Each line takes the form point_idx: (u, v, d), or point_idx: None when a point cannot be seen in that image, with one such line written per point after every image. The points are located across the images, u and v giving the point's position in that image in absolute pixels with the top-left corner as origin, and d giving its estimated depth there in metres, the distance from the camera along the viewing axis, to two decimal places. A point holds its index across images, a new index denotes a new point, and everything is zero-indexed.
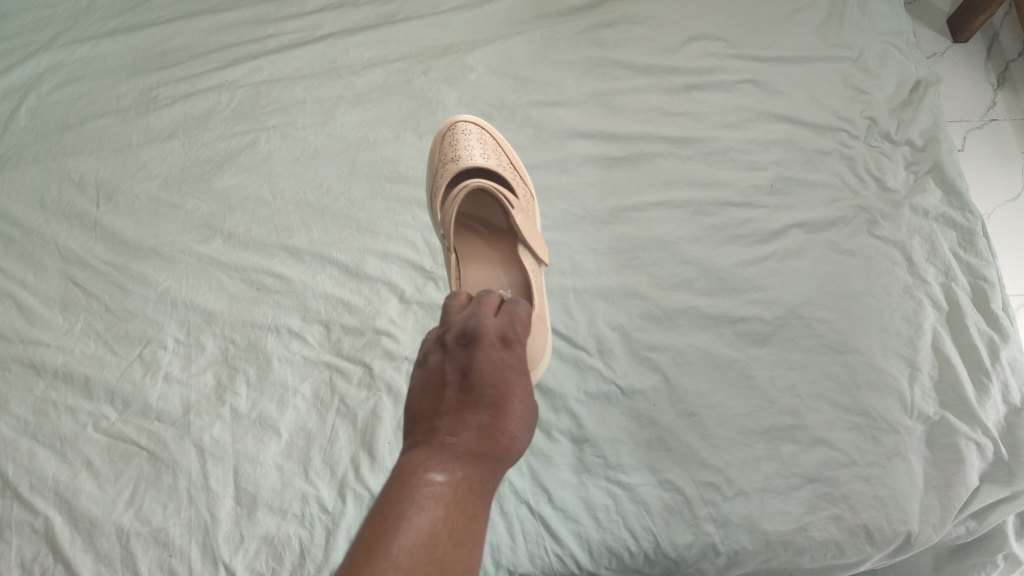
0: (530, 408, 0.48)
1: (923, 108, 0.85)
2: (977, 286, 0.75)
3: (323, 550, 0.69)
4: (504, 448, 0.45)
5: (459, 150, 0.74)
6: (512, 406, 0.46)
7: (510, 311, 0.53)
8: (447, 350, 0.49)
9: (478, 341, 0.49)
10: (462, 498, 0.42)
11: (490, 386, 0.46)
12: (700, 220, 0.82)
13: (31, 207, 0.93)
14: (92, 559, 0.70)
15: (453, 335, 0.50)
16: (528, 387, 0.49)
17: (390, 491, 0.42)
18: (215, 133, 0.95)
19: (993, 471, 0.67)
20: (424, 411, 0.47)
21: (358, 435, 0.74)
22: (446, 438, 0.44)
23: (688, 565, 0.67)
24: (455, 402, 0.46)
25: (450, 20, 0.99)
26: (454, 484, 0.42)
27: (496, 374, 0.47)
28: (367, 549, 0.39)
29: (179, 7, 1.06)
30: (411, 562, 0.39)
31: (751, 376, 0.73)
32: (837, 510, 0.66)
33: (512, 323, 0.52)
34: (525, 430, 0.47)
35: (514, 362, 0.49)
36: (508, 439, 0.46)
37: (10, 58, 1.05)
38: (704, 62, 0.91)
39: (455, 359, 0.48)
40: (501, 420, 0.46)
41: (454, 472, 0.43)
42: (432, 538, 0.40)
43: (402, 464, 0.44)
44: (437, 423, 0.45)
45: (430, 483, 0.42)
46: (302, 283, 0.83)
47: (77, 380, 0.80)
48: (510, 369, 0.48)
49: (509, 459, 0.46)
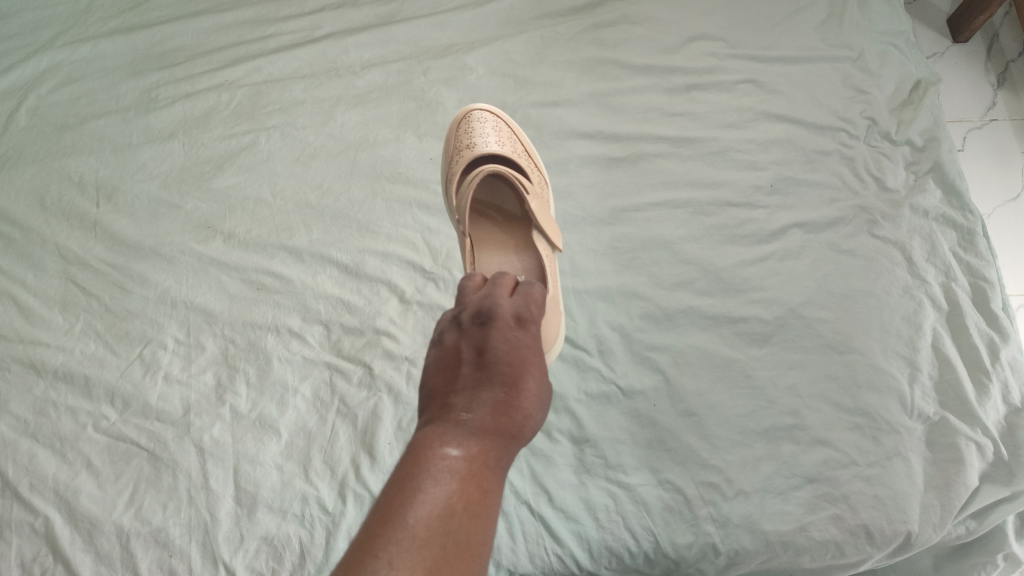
0: (544, 387, 0.48)
1: (922, 108, 0.85)
2: (978, 287, 0.75)
3: (324, 550, 0.69)
4: (519, 426, 0.45)
5: (475, 138, 0.74)
6: (526, 384, 0.46)
7: (524, 294, 0.54)
8: (461, 329, 0.49)
9: (494, 321, 0.49)
10: (477, 473, 0.42)
11: (505, 363, 0.46)
12: (700, 220, 0.82)
13: (30, 208, 0.92)
14: (92, 559, 0.70)
15: (468, 315, 0.50)
16: (543, 366, 0.49)
17: (406, 463, 0.42)
18: (215, 133, 0.95)
19: (993, 470, 0.67)
20: (439, 388, 0.47)
21: (359, 434, 0.74)
22: (461, 414, 0.44)
23: (688, 565, 0.67)
24: (470, 379, 0.46)
25: (450, 20, 0.99)
26: (470, 459, 0.42)
27: (511, 353, 0.47)
28: (383, 519, 0.39)
29: (179, 7, 1.06)
30: (427, 533, 0.38)
31: (751, 376, 0.73)
32: (837, 510, 0.66)
33: (526, 303, 0.52)
34: (539, 408, 0.47)
35: (527, 341, 0.49)
36: (523, 417, 0.46)
37: (10, 57, 1.05)
38: (704, 62, 0.91)
39: (470, 338, 0.48)
40: (516, 398, 0.45)
41: (469, 447, 0.43)
42: (447, 510, 0.40)
43: (417, 438, 0.44)
44: (452, 400, 0.45)
45: (445, 456, 0.42)
46: (302, 283, 0.83)
47: (77, 380, 0.80)
48: (524, 348, 0.48)
49: (524, 437, 0.46)
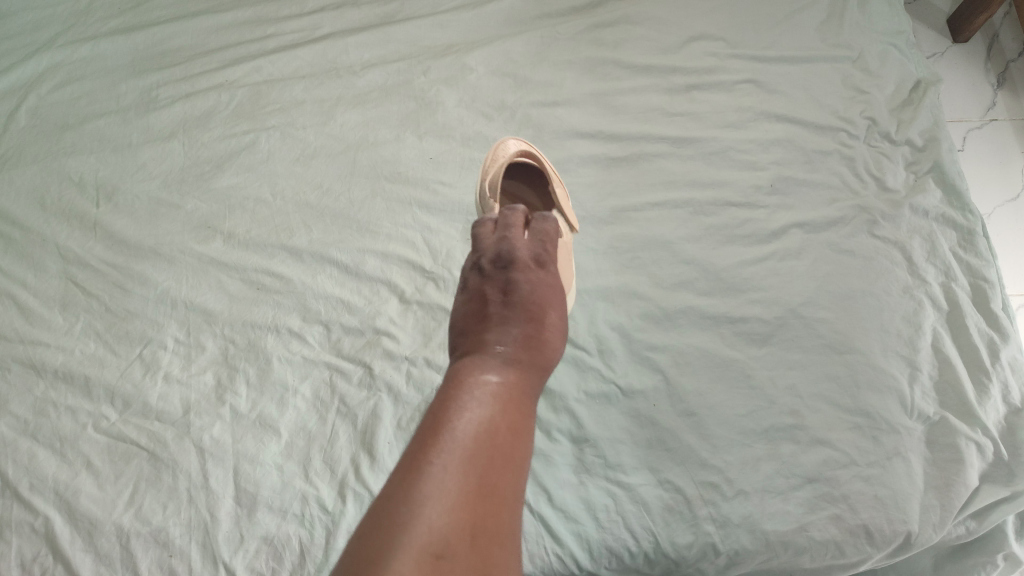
0: (563, 327, 0.54)
1: (923, 108, 0.85)
2: (978, 286, 0.76)
3: (323, 550, 0.69)
4: (544, 357, 0.51)
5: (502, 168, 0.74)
6: (548, 322, 0.53)
7: (538, 233, 0.59)
8: (485, 274, 0.55)
9: (514, 265, 0.55)
10: (515, 395, 0.48)
11: (530, 303, 0.52)
12: (700, 220, 0.82)
13: (31, 208, 0.92)
14: (92, 559, 0.70)
15: (489, 259, 0.56)
16: (560, 308, 0.55)
17: (450, 386, 0.47)
18: (215, 133, 0.95)
19: (993, 471, 0.67)
20: (470, 327, 0.53)
21: (358, 434, 0.75)
22: (495, 347, 0.50)
23: (688, 565, 0.68)
24: (498, 317, 0.52)
25: (450, 20, 0.99)
26: (507, 384, 0.48)
27: (533, 294, 0.53)
28: (436, 429, 0.44)
29: (180, 7, 1.06)
30: (478, 441, 0.43)
31: (750, 376, 0.73)
32: (837, 510, 0.66)
33: (542, 247, 0.58)
34: (559, 344, 0.54)
35: (546, 283, 0.55)
36: (547, 349, 0.52)
37: (10, 58, 1.05)
38: (704, 62, 0.91)
39: (495, 282, 0.54)
40: (541, 334, 0.52)
41: (506, 374, 0.48)
42: (493, 425, 0.45)
43: (457, 368, 0.49)
44: (485, 335, 0.51)
45: (486, 381, 0.47)
46: (302, 283, 0.83)
47: (77, 380, 0.80)
48: (545, 289, 0.54)
49: (548, 368, 0.53)
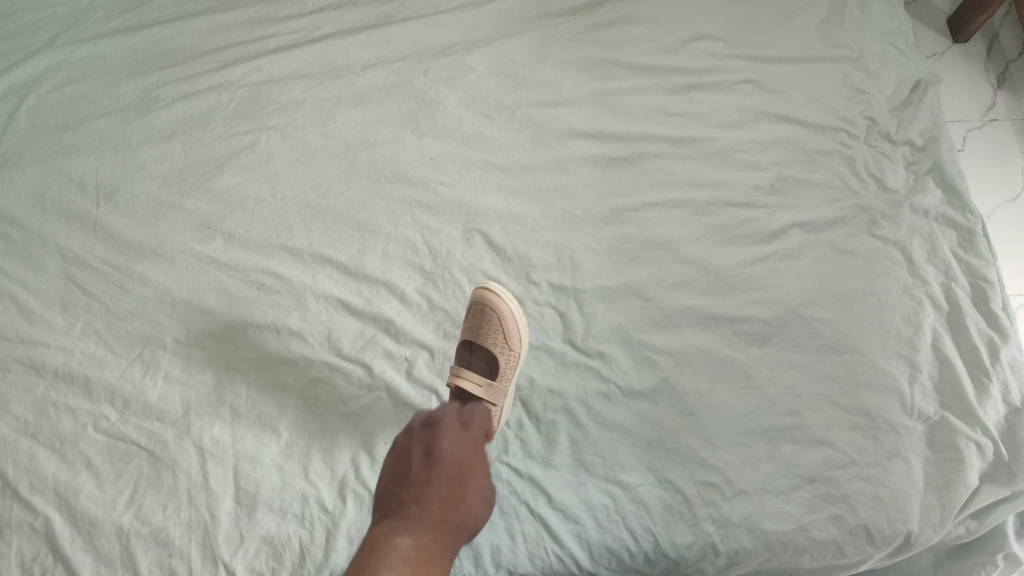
0: (478, 496, 0.61)
1: (922, 108, 0.85)
2: (977, 286, 0.76)
3: (324, 550, 0.70)
4: (460, 518, 0.59)
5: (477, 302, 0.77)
6: (467, 485, 0.61)
7: (471, 412, 0.69)
8: (412, 433, 0.65)
9: (441, 430, 0.64)
10: (424, 562, 0.54)
11: (451, 463, 0.62)
12: (700, 219, 0.82)
13: (30, 208, 0.92)
14: (92, 559, 0.70)
15: (419, 422, 0.66)
16: (479, 479, 0.63)
17: (362, 557, 0.54)
18: (215, 133, 0.95)
19: (993, 470, 0.67)
20: (392, 491, 0.61)
21: (358, 434, 0.75)
22: (412, 509, 0.58)
23: (688, 565, 0.68)
24: (420, 476, 0.61)
25: (450, 20, 0.99)
26: (417, 548, 0.55)
27: (456, 453, 0.63)
28: None
29: (180, 7, 1.06)
30: None
31: (750, 376, 0.73)
32: (837, 510, 0.67)
33: (471, 417, 0.68)
34: (479, 508, 0.61)
35: (467, 441, 0.65)
36: (466, 510, 0.60)
37: (10, 58, 1.05)
38: (704, 62, 0.91)
39: (417, 467, 0.61)
40: (458, 497, 0.60)
41: (417, 538, 0.55)
42: None
43: (372, 534, 0.56)
44: (404, 496, 0.59)
45: (396, 546, 0.54)
46: (302, 283, 0.83)
47: (77, 380, 0.80)
48: (465, 448, 0.64)
49: (465, 531, 0.59)
